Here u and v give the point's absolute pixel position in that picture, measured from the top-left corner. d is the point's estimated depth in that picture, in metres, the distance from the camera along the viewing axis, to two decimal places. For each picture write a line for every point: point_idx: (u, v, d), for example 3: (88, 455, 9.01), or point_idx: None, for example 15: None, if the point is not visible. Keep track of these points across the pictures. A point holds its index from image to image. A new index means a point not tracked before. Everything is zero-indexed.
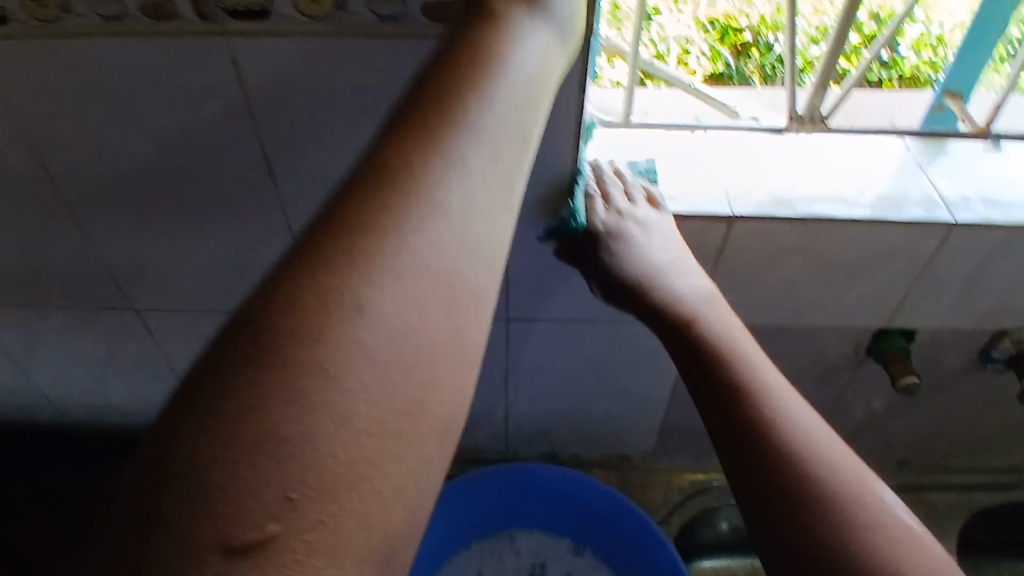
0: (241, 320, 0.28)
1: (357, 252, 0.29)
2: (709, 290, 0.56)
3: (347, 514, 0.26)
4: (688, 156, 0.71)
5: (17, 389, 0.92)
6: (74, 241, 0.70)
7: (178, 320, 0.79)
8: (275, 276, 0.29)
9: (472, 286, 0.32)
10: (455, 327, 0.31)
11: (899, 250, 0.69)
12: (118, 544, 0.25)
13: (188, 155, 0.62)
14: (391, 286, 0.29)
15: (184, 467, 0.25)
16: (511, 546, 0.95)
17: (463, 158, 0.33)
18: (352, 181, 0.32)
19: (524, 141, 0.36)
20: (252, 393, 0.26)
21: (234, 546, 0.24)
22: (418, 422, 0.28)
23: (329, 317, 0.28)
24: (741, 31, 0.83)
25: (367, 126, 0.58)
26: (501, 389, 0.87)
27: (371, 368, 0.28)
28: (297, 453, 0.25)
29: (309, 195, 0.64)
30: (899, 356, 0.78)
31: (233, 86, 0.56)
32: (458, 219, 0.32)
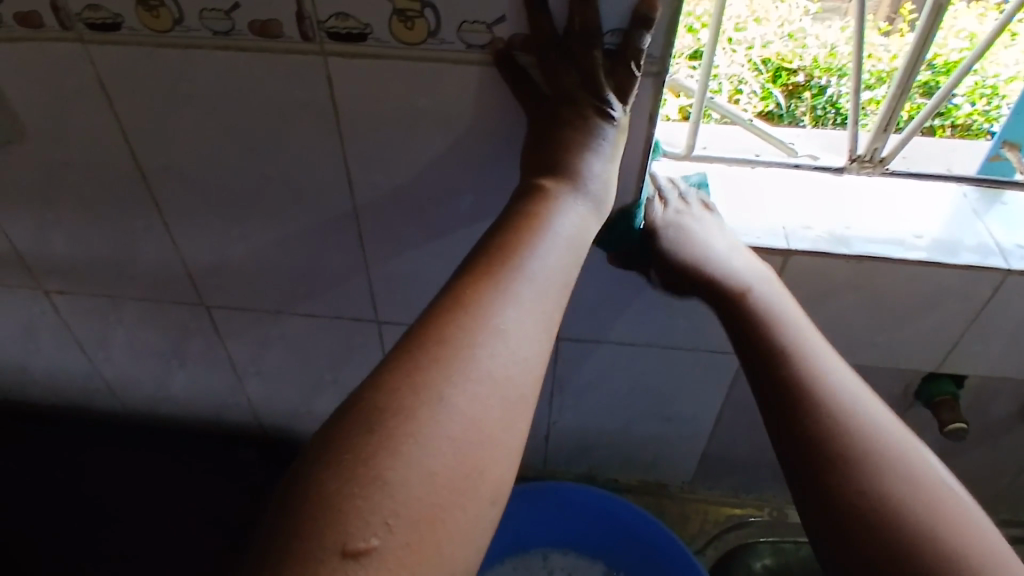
0: (366, 393, 0.39)
1: (441, 359, 0.40)
2: (772, 284, 0.59)
3: (423, 541, 0.35)
4: (746, 190, 0.73)
5: (85, 377, 0.97)
6: (157, 236, 0.75)
7: (244, 320, 0.83)
8: (390, 364, 0.40)
9: (527, 382, 0.41)
10: (511, 412, 0.40)
11: (953, 294, 0.69)
12: (272, 543, 0.34)
13: (272, 163, 0.66)
14: (467, 375, 0.39)
15: (320, 490, 0.35)
16: (545, 565, 0.96)
17: (519, 295, 0.44)
18: (448, 296, 0.44)
19: (564, 288, 0.47)
20: (369, 442, 0.36)
21: (349, 550, 0.33)
22: (479, 482, 0.37)
23: (422, 393, 0.38)
24: (794, 72, 0.87)
25: (444, 144, 0.62)
26: (544, 407, 0.89)
27: (449, 434, 0.37)
28: (393, 489, 0.35)
29: (381, 208, 0.68)
30: (947, 401, 0.78)
31: (325, 101, 0.60)
32: (518, 328, 0.43)
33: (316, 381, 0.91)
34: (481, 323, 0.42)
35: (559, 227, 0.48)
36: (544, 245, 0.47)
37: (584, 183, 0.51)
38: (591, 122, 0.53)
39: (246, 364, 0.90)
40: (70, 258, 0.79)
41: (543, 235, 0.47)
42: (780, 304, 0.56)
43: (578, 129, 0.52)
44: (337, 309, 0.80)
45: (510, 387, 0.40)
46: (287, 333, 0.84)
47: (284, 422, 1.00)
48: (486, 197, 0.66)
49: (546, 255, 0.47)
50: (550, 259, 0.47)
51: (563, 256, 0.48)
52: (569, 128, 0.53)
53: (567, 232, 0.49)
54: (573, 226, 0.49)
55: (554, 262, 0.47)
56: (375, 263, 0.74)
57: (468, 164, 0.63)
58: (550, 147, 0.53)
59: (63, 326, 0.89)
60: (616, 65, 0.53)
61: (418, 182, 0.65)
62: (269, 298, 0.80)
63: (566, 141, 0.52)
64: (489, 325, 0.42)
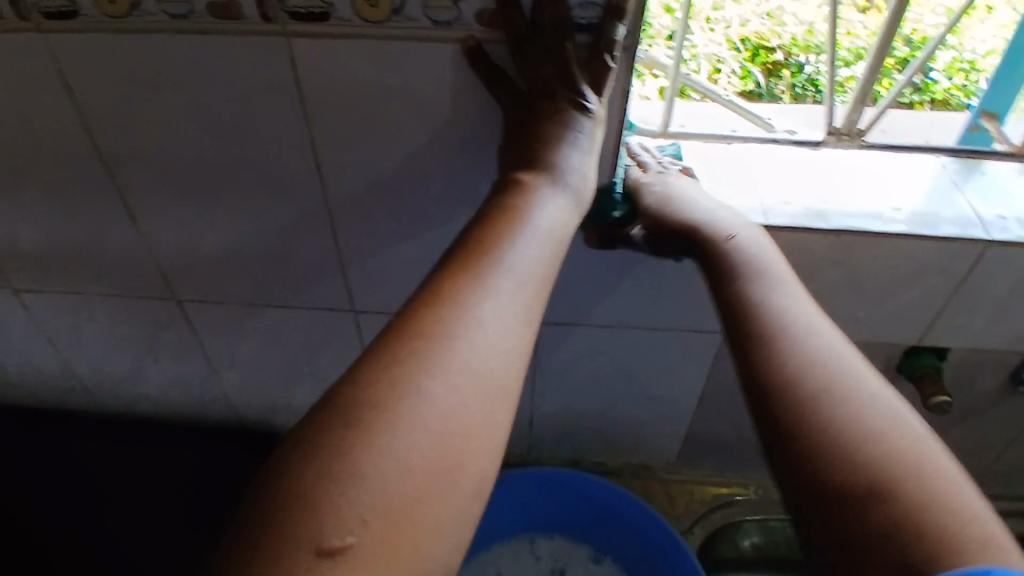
0: (344, 387, 0.38)
1: (418, 353, 0.38)
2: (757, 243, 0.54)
3: (401, 539, 0.33)
4: (723, 166, 0.72)
5: (58, 376, 0.95)
6: (125, 229, 0.73)
7: (218, 313, 0.82)
8: (370, 356, 0.39)
9: (507, 375, 0.40)
10: (490, 406, 0.39)
11: (932, 266, 0.69)
12: (246, 542, 0.33)
13: (239, 150, 0.64)
14: (446, 369, 0.38)
15: (295, 487, 0.34)
16: (532, 550, 0.95)
17: (497, 287, 0.43)
18: (428, 287, 0.43)
19: (546, 280, 0.46)
20: (345, 437, 0.35)
21: (325, 548, 0.32)
22: (459, 477, 0.36)
23: (400, 386, 0.37)
24: (772, 50, 0.85)
25: (415, 127, 0.60)
26: (527, 393, 0.88)
27: (424, 428, 0.36)
28: (368, 484, 0.34)
29: (354, 194, 0.67)
30: (929, 374, 0.78)
31: (291, 84, 0.58)
32: (499, 320, 0.41)
33: (295, 373, 0.90)
34: (460, 315, 0.41)
35: (538, 219, 0.48)
36: (524, 236, 0.46)
37: (563, 176, 0.51)
38: (568, 116, 0.53)
39: (223, 358, 0.88)
40: (37, 254, 0.77)
41: (523, 226, 0.46)
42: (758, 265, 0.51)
43: (556, 120, 0.52)
44: (314, 299, 0.79)
45: (491, 379, 0.39)
46: (263, 324, 0.83)
47: (265, 416, 0.98)
48: (460, 180, 0.64)
49: (527, 246, 0.46)
50: (529, 252, 0.45)
51: (543, 247, 0.46)
52: (547, 120, 0.52)
53: (548, 223, 0.48)
54: (555, 217, 0.48)
55: (535, 253, 0.46)
56: (349, 251, 0.73)
57: (441, 146, 0.62)
58: (529, 137, 0.52)
59: (33, 324, 0.87)
60: (591, 58, 0.54)
61: (390, 166, 0.64)
62: (243, 290, 0.78)
63: (543, 133, 0.52)
64: (468, 317, 0.41)
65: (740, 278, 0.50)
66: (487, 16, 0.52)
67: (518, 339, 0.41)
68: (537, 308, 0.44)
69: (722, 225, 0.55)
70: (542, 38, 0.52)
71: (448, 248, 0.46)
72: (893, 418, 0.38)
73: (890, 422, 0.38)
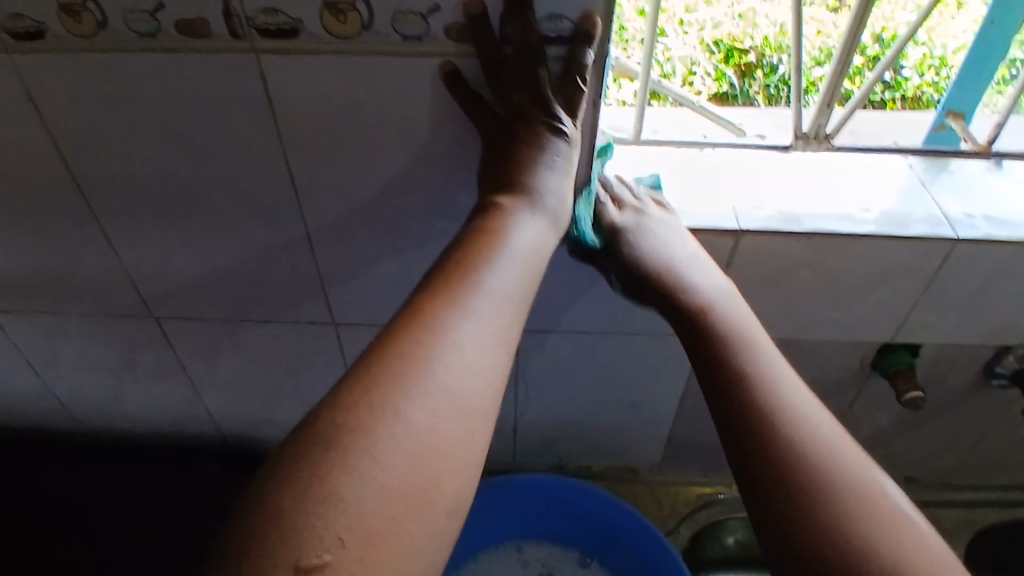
0: (323, 409, 0.38)
1: (397, 375, 0.39)
2: (725, 294, 0.57)
3: (379, 558, 0.34)
4: (696, 172, 0.73)
5: (35, 397, 0.94)
6: (100, 249, 0.72)
7: (196, 329, 0.81)
8: (349, 378, 0.39)
9: (485, 398, 0.41)
10: (468, 429, 0.39)
11: (903, 265, 0.70)
12: (225, 562, 0.33)
13: (212, 167, 0.64)
14: (424, 391, 0.39)
15: (274, 507, 0.34)
16: (519, 557, 0.95)
17: (475, 309, 0.43)
18: (407, 310, 0.43)
19: (522, 300, 0.47)
20: (324, 459, 0.35)
21: (302, 567, 0.32)
22: (437, 498, 0.36)
23: (379, 409, 0.38)
24: (745, 52, 0.85)
25: (391, 140, 0.61)
26: (510, 400, 0.88)
27: (403, 450, 0.36)
28: (346, 504, 0.34)
29: (330, 207, 0.67)
30: (903, 371, 0.79)
31: (263, 100, 0.58)
32: (477, 342, 0.42)
33: (276, 388, 0.89)
34: (440, 337, 0.41)
35: (515, 242, 0.49)
36: (502, 260, 0.47)
37: (541, 200, 0.52)
38: (545, 142, 0.53)
39: (203, 375, 0.88)
40: (10, 276, 0.76)
41: (499, 248, 0.47)
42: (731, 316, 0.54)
43: (532, 144, 0.53)
44: (293, 314, 0.78)
45: (468, 400, 0.40)
46: (242, 339, 0.82)
47: (247, 431, 0.97)
48: (436, 191, 0.65)
49: (503, 268, 0.46)
50: (506, 275, 0.46)
51: (520, 270, 0.47)
52: (525, 144, 0.53)
53: (525, 246, 0.49)
54: (532, 241, 0.50)
55: (511, 277, 0.47)
56: (327, 265, 0.72)
57: (417, 158, 0.62)
58: (508, 160, 0.53)
59: (8, 345, 0.86)
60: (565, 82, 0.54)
61: (366, 179, 0.64)
62: (221, 306, 0.78)
63: (523, 157, 0.53)
64: (447, 339, 0.41)
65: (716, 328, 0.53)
66: (457, 29, 0.53)
67: (495, 362, 0.42)
68: (515, 328, 0.45)
69: (695, 273, 0.58)
70: (517, 62, 0.53)
71: (429, 272, 0.47)
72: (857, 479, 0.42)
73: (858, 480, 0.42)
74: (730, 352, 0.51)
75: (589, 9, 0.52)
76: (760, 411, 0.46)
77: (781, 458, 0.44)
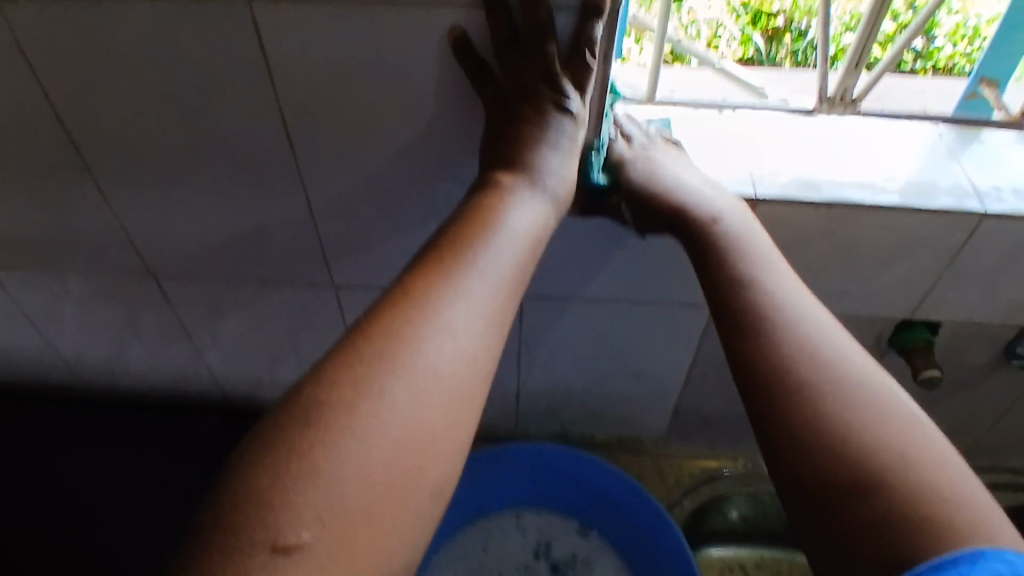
0: (308, 385, 0.36)
1: (386, 354, 0.37)
2: (740, 221, 0.55)
3: (358, 543, 0.32)
4: (712, 135, 0.69)
5: (38, 354, 0.93)
6: (95, 206, 0.71)
7: (195, 290, 0.80)
8: (336, 355, 0.38)
9: (475, 385, 0.39)
10: (455, 416, 0.37)
11: (925, 239, 0.67)
12: (199, 536, 0.31)
13: (206, 122, 0.61)
14: (412, 374, 0.37)
15: (253, 481, 0.32)
16: (518, 525, 0.95)
17: (468, 290, 0.41)
18: (399, 287, 0.41)
19: (518, 281, 0.45)
20: (305, 438, 0.34)
21: (279, 546, 0.31)
22: (420, 483, 0.35)
23: (364, 388, 0.36)
24: (773, 15, 0.81)
25: (389, 95, 0.58)
26: (512, 368, 0.87)
27: (389, 434, 0.35)
28: (325, 484, 0.33)
29: (328, 164, 0.64)
30: (921, 348, 0.76)
31: (254, 51, 0.55)
32: (469, 327, 0.40)
33: (277, 351, 0.88)
34: (431, 316, 0.39)
35: (514, 220, 0.46)
36: (498, 237, 0.45)
37: (541, 178, 0.49)
38: (548, 119, 0.51)
39: (204, 335, 0.87)
40: (5, 231, 0.75)
41: (495, 224, 0.45)
42: (745, 247, 0.52)
43: (535, 120, 0.51)
44: (293, 276, 0.77)
45: (458, 385, 0.38)
46: (242, 301, 0.81)
47: (249, 392, 0.97)
48: (436, 151, 0.62)
49: (499, 246, 0.44)
50: (502, 252, 0.44)
51: (517, 252, 0.45)
52: (529, 119, 0.51)
53: (523, 228, 0.46)
54: (530, 221, 0.47)
55: (508, 257, 0.44)
56: (326, 225, 0.70)
57: (416, 115, 0.59)
58: (511, 135, 0.51)
59: (9, 302, 0.85)
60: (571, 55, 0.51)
61: (365, 136, 0.61)
62: (219, 267, 0.76)
63: (527, 132, 0.50)
64: (439, 319, 0.39)
65: (728, 258, 0.51)
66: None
67: (488, 346, 0.40)
68: (508, 315, 0.43)
69: (708, 205, 0.55)
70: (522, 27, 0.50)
71: (424, 247, 0.44)
72: (877, 397, 0.41)
73: (880, 408, 0.40)
74: (735, 285, 0.49)
75: None
76: (773, 351, 0.44)
77: (801, 395, 0.42)
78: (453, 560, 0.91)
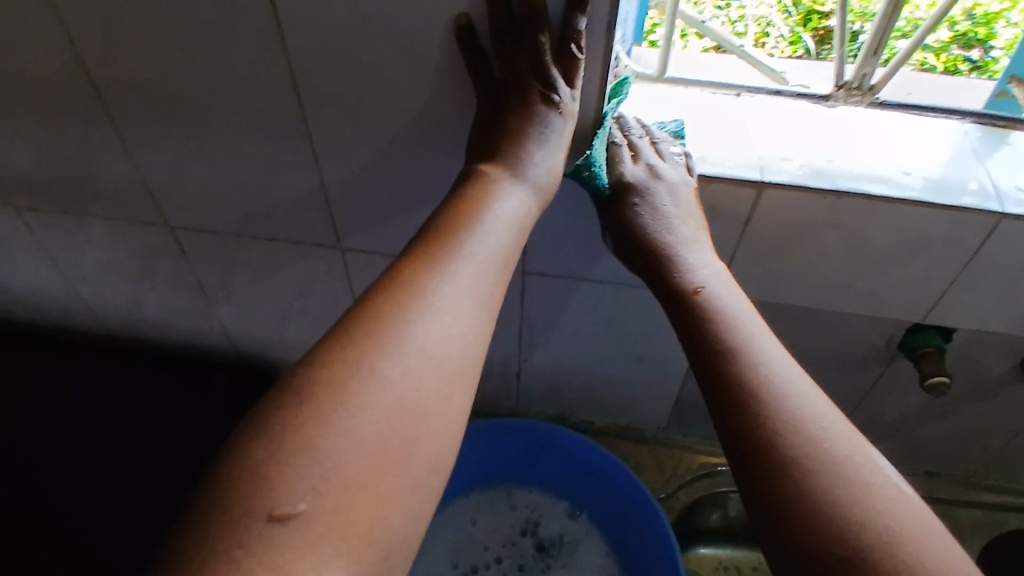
0: (300, 364, 0.38)
1: (372, 334, 0.38)
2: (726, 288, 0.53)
3: (356, 505, 0.33)
4: (724, 117, 0.68)
5: (61, 297, 0.97)
6: (115, 153, 0.73)
7: (209, 242, 0.82)
8: (325, 339, 0.39)
9: (465, 360, 0.40)
10: (444, 387, 0.39)
11: (939, 238, 0.65)
12: (200, 510, 0.32)
13: (219, 75, 0.63)
14: (401, 351, 0.38)
15: (250, 455, 0.33)
16: (509, 501, 0.95)
17: (456, 275, 0.43)
18: (385, 276, 0.43)
19: (505, 268, 0.46)
20: (297, 411, 0.35)
21: (276, 514, 0.31)
22: (413, 452, 0.36)
23: (353, 363, 0.37)
24: (829, 15, 0.74)
25: (395, 56, 0.58)
26: (513, 345, 0.87)
27: (379, 406, 0.36)
28: (320, 454, 0.34)
29: (335, 124, 0.64)
30: (931, 353, 0.73)
31: (264, 4, 0.56)
32: (456, 306, 0.41)
33: (285, 310, 0.90)
34: (416, 298, 0.41)
35: (499, 210, 0.48)
36: (486, 227, 0.46)
37: (524, 170, 0.52)
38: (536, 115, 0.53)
39: (216, 288, 0.89)
40: (33, 173, 0.78)
41: (483, 216, 0.47)
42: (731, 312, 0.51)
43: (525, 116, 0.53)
44: (301, 235, 0.78)
45: (446, 360, 0.39)
46: (252, 257, 0.82)
47: (258, 350, 0.99)
48: (441, 117, 0.62)
49: (486, 235, 0.46)
50: (489, 240, 0.46)
51: (503, 239, 0.47)
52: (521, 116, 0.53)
53: (507, 215, 0.48)
54: (514, 210, 0.49)
55: (494, 245, 0.46)
56: (332, 185, 0.71)
57: (421, 80, 0.59)
58: (507, 130, 0.53)
59: (35, 242, 0.89)
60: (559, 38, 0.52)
61: (371, 98, 0.61)
62: (231, 220, 0.78)
63: (519, 131, 0.53)
64: (424, 301, 0.41)
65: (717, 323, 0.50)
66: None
67: (475, 324, 0.42)
68: (495, 297, 0.44)
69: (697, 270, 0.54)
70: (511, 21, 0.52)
71: (413, 240, 0.46)
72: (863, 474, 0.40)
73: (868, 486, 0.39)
74: (722, 349, 0.48)
75: None
76: (763, 422, 0.43)
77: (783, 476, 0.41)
78: (443, 528, 0.92)
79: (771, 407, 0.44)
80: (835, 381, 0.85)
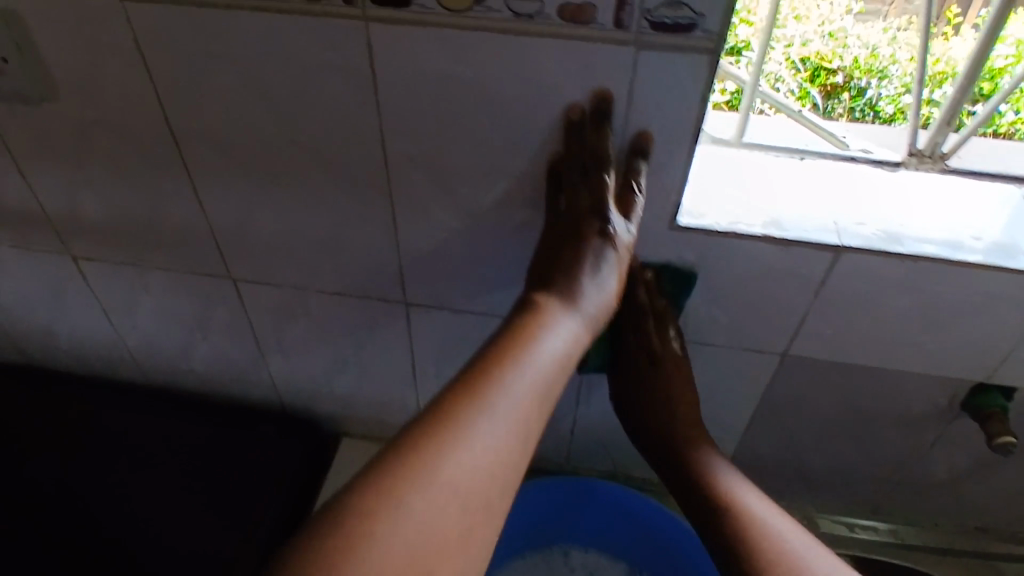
0: (341, 491, 0.38)
1: (411, 469, 0.38)
2: (735, 477, 0.65)
3: None
4: (795, 182, 0.69)
5: (108, 346, 0.96)
6: (187, 206, 0.73)
7: (270, 295, 0.81)
8: (367, 466, 0.39)
9: (492, 504, 0.40)
10: (468, 533, 0.38)
11: (1010, 301, 0.66)
12: None
13: (306, 135, 0.64)
14: (434, 494, 0.38)
15: None
16: (566, 562, 0.94)
17: (497, 409, 0.42)
18: (432, 403, 0.42)
19: (546, 402, 0.45)
20: (330, 549, 0.35)
21: None
22: None
23: (385, 501, 0.37)
24: (832, 72, 0.78)
25: (487, 119, 0.59)
26: (570, 401, 0.86)
27: (401, 549, 0.36)
28: None
29: (419, 183, 0.65)
30: (996, 414, 0.74)
31: (364, 68, 0.57)
32: (492, 446, 0.41)
33: (339, 362, 0.89)
34: (458, 434, 0.40)
35: (547, 340, 0.47)
36: (533, 360, 0.45)
37: (576, 301, 0.51)
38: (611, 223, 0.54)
39: (271, 340, 0.88)
40: (99, 224, 0.78)
41: (532, 345, 0.46)
42: (746, 499, 0.62)
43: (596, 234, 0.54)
44: (366, 290, 0.78)
45: (478, 504, 0.39)
46: (314, 311, 0.82)
47: (305, 402, 0.97)
48: (526, 178, 0.63)
49: (534, 367, 0.45)
50: (534, 373, 0.45)
51: (551, 374, 0.46)
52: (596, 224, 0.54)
53: (557, 346, 0.47)
54: (564, 343, 0.48)
55: (541, 378, 0.45)
56: (406, 242, 0.71)
57: (512, 142, 0.60)
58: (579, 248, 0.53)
59: (90, 291, 0.89)
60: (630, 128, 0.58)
61: (458, 159, 0.63)
62: (297, 273, 0.78)
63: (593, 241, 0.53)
64: (464, 437, 0.40)
65: (740, 514, 0.60)
66: (572, 10, 0.51)
67: (508, 468, 0.41)
68: (531, 435, 0.43)
69: (711, 460, 0.67)
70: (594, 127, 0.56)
71: (463, 364, 0.46)
72: None
73: None
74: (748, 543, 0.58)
75: (715, 5, 0.49)
76: None
77: None
78: None
79: (789, 558, 0.56)
80: (894, 439, 0.85)
